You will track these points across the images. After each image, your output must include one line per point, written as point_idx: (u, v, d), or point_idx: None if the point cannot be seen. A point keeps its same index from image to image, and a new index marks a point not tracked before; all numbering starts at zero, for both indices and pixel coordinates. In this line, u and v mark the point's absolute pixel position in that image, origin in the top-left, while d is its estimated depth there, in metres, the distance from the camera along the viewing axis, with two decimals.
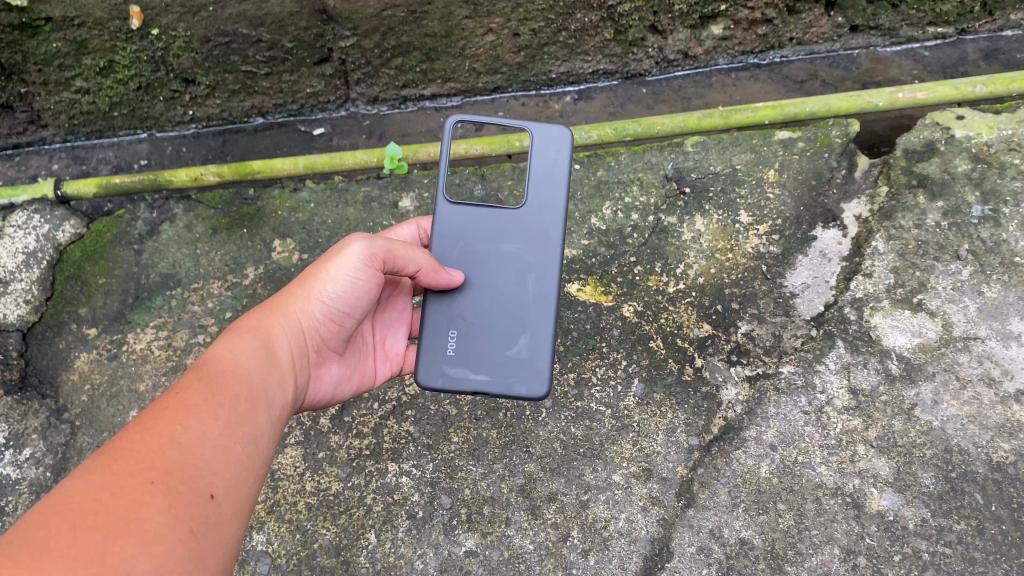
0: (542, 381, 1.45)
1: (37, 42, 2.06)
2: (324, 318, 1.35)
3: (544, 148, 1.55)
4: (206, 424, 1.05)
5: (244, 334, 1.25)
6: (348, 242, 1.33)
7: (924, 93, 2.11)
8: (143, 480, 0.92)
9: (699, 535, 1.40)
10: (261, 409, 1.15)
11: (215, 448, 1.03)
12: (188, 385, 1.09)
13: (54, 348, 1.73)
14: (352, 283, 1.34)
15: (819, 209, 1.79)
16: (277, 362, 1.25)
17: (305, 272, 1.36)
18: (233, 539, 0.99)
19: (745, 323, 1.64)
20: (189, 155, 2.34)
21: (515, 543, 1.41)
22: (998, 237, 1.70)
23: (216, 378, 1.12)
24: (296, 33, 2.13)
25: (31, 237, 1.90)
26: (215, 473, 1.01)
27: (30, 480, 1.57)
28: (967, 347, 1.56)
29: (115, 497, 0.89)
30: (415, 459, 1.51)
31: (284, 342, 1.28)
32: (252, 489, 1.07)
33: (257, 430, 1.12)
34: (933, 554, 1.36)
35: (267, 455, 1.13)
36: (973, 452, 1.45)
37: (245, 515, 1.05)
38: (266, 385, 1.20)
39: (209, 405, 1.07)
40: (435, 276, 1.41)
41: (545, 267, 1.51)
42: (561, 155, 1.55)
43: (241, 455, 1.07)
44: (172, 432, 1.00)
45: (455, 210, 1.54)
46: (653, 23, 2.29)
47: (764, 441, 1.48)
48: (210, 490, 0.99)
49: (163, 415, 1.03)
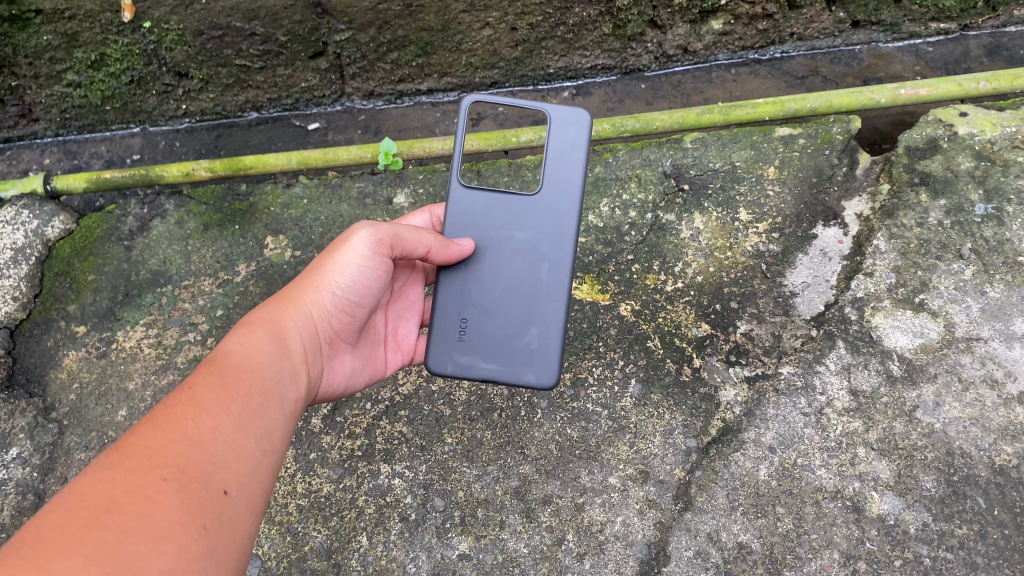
0: (552, 369, 1.44)
1: (27, 35, 2.03)
2: (335, 309, 1.33)
3: (561, 133, 1.50)
4: (219, 418, 1.02)
5: (255, 327, 1.22)
6: (355, 229, 1.31)
7: (927, 89, 2.08)
8: (156, 477, 0.89)
9: (697, 539, 1.37)
10: (274, 403, 1.12)
11: (228, 443, 1.00)
12: (200, 380, 1.06)
13: (43, 346, 1.70)
14: (361, 271, 1.32)
15: (820, 207, 1.77)
16: (289, 355, 1.22)
17: (313, 263, 1.33)
18: (247, 536, 0.96)
19: (744, 322, 1.61)
20: (183, 150, 2.31)
21: (510, 546, 1.39)
22: (1001, 236, 1.68)
23: (228, 372, 1.09)
24: (291, 26, 2.09)
25: (20, 233, 1.87)
26: (228, 469, 0.98)
27: (16, 480, 1.53)
28: (969, 348, 1.54)
29: (128, 494, 0.86)
30: (408, 461, 1.48)
31: (296, 334, 1.25)
32: (266, 485, 1.04)
33: (271, 425, 1.09)
34: (934, 560, 1.34)
35: (281, 450, 1.10)
36: (975, 455, 1.43)
37: (259, 512, 1.01)
38: (279, 378, 1.17)
39: (221, 400, 1.04)
40: (446, 250, 1.40)
41: (557, 257, 1.48)
42: (579, 139, 1.50)
43: (255, 450, 1.04)
44: (183, 427, 0.97)
45: (468, 194, 1.50)
46: (652, 17, 2.25)
47: (763, 442, 1.46)
48: (224, 486, 0.96)
49: (174, 411, 0.99)
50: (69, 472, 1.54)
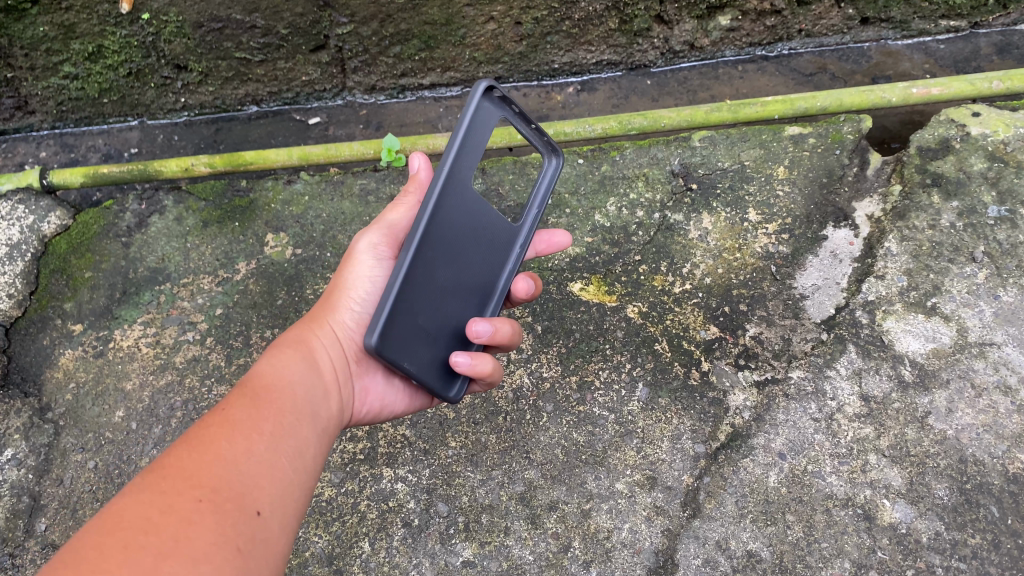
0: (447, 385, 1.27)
1: (23, 26, 1.98)
2: (357, 324, 1.30)
3: (485, 129, 1.21)
4: (250, 438, 1.00)
5: (283, 347, 1.21)
6: (356, 241, 1.35)
7: (939, 88, 2.04)
8: (190, 498, 0.89)
9: (705, 547, 1.35)
10: (306, 421, 1.11)
11: (260, 463, 0.99)
12: (233, 400, 1.06)
13: (38, 344, 1.67)
14: (373, 282, 1.32)
15: (831, 208, 1.73)
16: (319, 370, 1.19)
17: (330, 285, 1.34)
18: (280, 556, 0.95)
19: (753, 325, 1.58)
20: (181, 143, 2.27)
21: (515, 553, 1.36)
22: (1015, 239, 1.65)
23: (260, 391, 1.08)
24: (292, 19, 2.05)
25: (15, 229, 1.84)
26: (260, 488, 0.96)
27: (10, 482, 1.50)
28: (982, 353, 1.51)
29: (164, 516, 0.85)
30: (412, 464, 1.46)
31: (323, 351, 1.23)
32: (299, 505, 1.02)
33: (302, 443, 1.08)
34: (947, 569, 1.31)
35: (316, 469, 1.09)
36: (988, 463, 1.40)
37: (292, 531, 1.00)
38: (311, 395, 1.15)
39: (253, 419, 1.03)
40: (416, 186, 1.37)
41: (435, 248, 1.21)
42: (461, 127, 1.16)
43: (287, 469, 1.02)
44: (217, 449, 0.96)
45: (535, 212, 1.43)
46: (658, 13, 2.21)
47: (773, 449, 1.43)
48: (256, 506, 0.95)
49: (208, 431, 0.99)
50: (65, 474, 1.51)
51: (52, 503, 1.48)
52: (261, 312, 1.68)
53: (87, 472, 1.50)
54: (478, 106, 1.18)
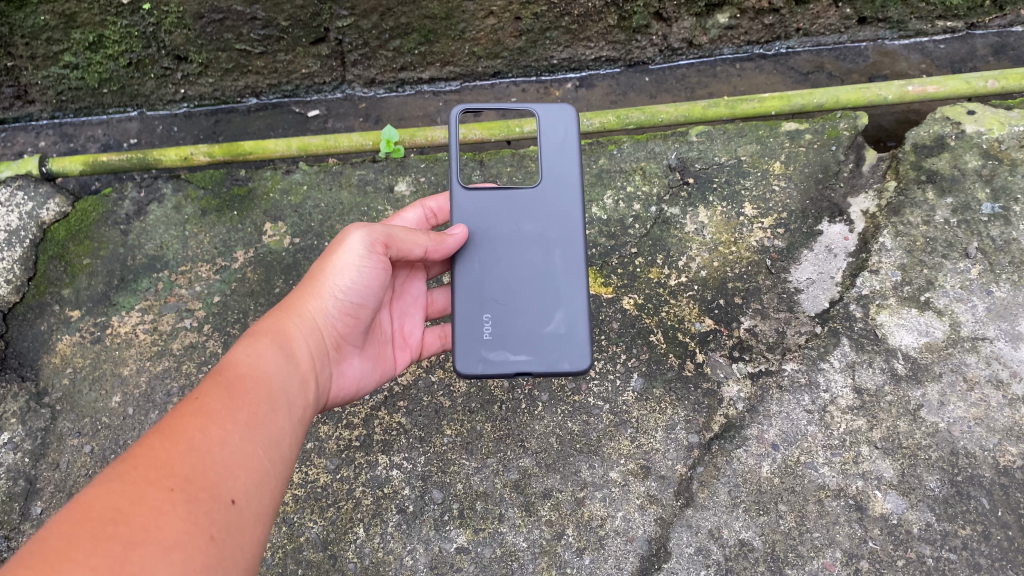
0: (584, 354, 1.42)
1: (24, 15, 1.99)
2: (339, 313, 1.32)
3: (554, 132, 1.52)
4: (225, 428, 1.02)
5: (261, 337, 1.21)
6: (349, 231, 1.30)
7: (935, 86, 2.06)
8: (163, 488, 0.91)
9: (698, 535, 1.36)
10: (282, 411, 1.12)
11: (234, 453, 1.01)
12: (207, 391, 1.06)
13: (36, 330, 1.68)
14: (360, 273, 1.31)
15: (826, 203, 1.74)
16: (296, 360, 1.22)
17: (312, 269, 1.32)
18: (257, 543, 0.98)
19: (747, 318, 1.59)
20: (181, 134, 2.28)
21: (508, 540, 1.38)
22: (1008, 236, 1.66)
23: (234, 382, 1.09)
24: (292, 11, 2.06)
25: (14, 215, 1.84)
26: (235, 478, 0.98)
27: (7, 465, 1.52)
28: (975, 347, 1.52)
29: (134, 506, 0.87)
30: (407, 452, 1.47)
31: (302, 341, 1.25)
32: (275, 492, 1.04)
33: (279, 432, 1.09)
34: (937, 560, 1.33)
35: (292, 457, 1.11)
36: (979, 455, 1.41)
37: (270, 518, 1.02)
38: (287, 386, 1.16)
39: (227, 410, 1.05)
40: (443, 245, 1.39)
41: (562, 239, 1.48)
42: (550, 140, 1.52)
43: (263, 459, 1.04)
44: (190, 439, 0.98)
45: (471, 195, 1.50)
46: (657, 10, 2.22)
47: (766, 440, 1.44)
48: (231, 495, 0.96)
49: (182, 423, 1.00)
50: (61, 458, 1.52)
51: (48, 487, 1.49)
52: (258, 300, 1.69)
53: (83, 457, 1.52)
54: (562, 119, 1.52)
